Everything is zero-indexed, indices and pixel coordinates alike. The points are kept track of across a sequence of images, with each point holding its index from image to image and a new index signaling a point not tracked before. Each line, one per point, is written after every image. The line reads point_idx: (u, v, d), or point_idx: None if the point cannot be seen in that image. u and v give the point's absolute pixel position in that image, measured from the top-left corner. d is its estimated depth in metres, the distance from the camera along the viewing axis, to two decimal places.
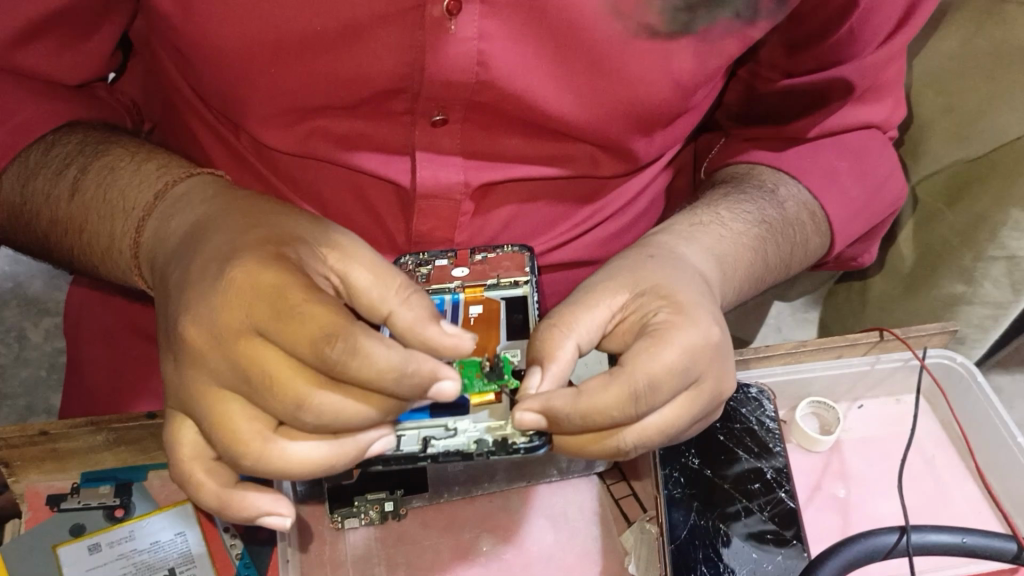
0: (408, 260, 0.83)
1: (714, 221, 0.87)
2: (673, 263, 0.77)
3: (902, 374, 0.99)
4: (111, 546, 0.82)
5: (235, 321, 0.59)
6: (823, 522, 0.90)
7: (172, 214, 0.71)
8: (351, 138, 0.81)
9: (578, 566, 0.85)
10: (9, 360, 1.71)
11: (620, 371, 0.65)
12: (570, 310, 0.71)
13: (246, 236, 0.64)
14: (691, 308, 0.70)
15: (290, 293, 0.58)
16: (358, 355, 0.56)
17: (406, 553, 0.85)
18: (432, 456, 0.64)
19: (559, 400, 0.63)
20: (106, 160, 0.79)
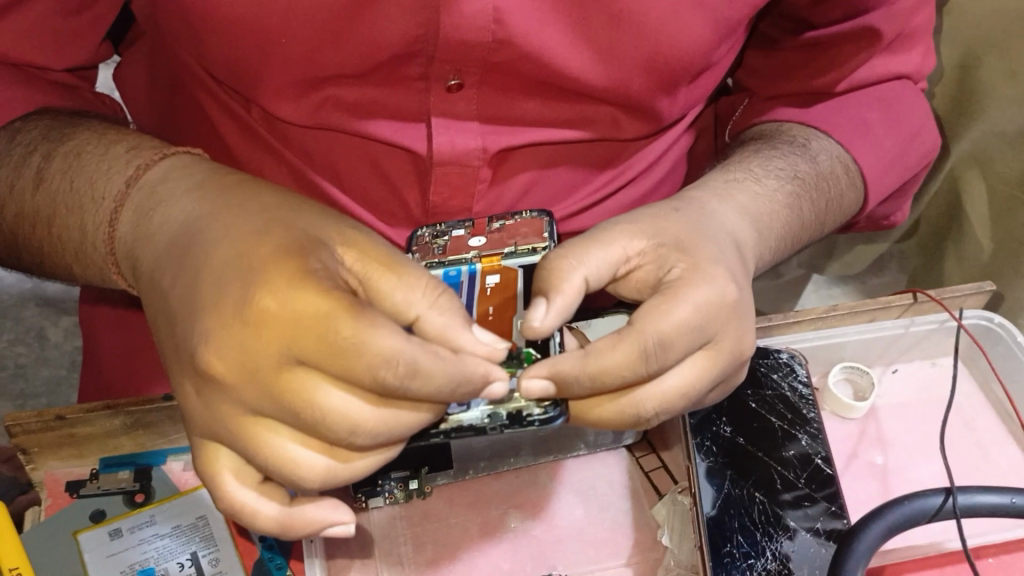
0: (425, 232, 0.81)
1: (748, 178, 0.85)
2: (702, 217, 0.75)
3: (938, 337, 0.96)
4: (133, 532, 0.80)
5: (267, 353, 0.54)
6: (861, 489, 0.87)
7: (155, 209, 0.65)
8: (364, 106, 0.79)
9: (610, 540, 0.83)
10: (30, 359, 1.70)
11: (629, 330, 0.62)
12: (582, 244, 0.68)
13: (251, 239, 0.59)
14: (708, 265, 0.68)
15: (340, 326, 0.53)
16: (417, 378, 0.54)
17: (433, 531, 0.83)
18: (444, 432, 0.61)
19: (566, 361, 0.61)
20: (72, 145, 0.75)
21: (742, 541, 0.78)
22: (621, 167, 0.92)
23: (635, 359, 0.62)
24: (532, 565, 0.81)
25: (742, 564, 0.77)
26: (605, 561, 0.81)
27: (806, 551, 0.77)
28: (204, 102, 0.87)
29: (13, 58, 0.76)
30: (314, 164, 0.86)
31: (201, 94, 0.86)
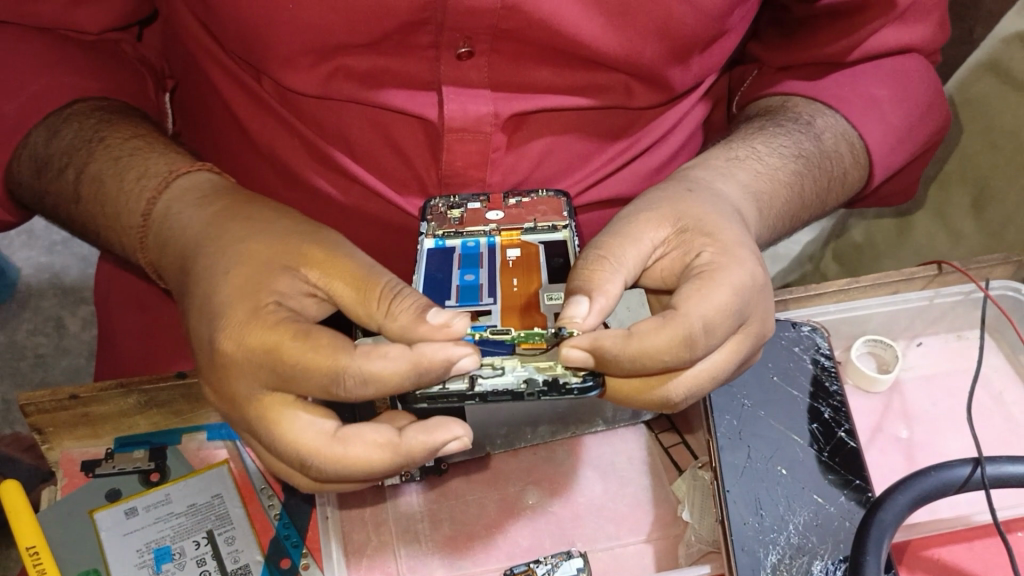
0: (438, 203, 0.80)
1: (749, 156, 0.84)
2: (710, 196, 0.74)
3: (964, 309, 0.94)
4: (148, 510, 0.80)
5: (241, 388, 0.60)
6: (887, 462, 0.85)
7: (171, 235, 0.71)
8: (375, 76, 0.78)
9: (630, 516, 0.82)
10: (49, 348, 1.69)
11: (675, 314, 0.62)
12: (617, 244, 0.67)
13: (233, 272, 0.63)
14: (736, 246, 0.67)
15: (286, 353, 0.58)
16: (369, 384, 0.56)
17: (450, 509, 0.82)
18: (479, 396, 0.59)
19: (609, 337, 0.59)
20: (94, 169, 0.77)
21: (764, 515, 0.76)
22: (637, 137, 0.90)
23: (682, 340, 0.61)
24: (551, 541, 0.80)
25: (762, 536, 0.75)
26: (625, 538, 0.80)
27: (830, 525, 0.75)
28: (212, 74, 0.86)
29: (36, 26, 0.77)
30: (326, 136, 0.85)
31: (210, 67, 0.86)
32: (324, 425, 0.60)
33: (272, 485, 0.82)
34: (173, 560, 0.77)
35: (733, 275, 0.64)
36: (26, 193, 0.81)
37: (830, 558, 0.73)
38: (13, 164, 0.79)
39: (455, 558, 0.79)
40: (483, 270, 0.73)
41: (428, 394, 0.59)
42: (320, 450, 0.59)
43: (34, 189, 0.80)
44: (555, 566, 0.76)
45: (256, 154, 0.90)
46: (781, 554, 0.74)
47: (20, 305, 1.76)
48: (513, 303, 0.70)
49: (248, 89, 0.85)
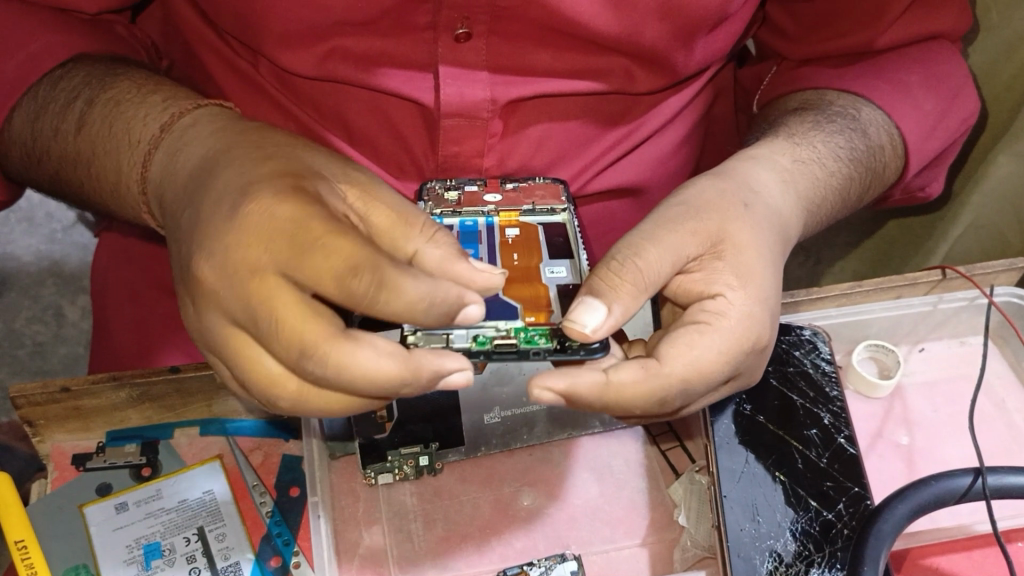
0: (435, 185, 0.79)
1: (811, 159, 0.82)
2: (763, 218, 0.72)
3: (968, 315, 0.93)
4: (138, 506, 0.79)
5: (247, 258, 0.57)
6: (887, 468, 0.84)
7: (179, 150, 0.68)
8: (371, 57, 0.77)
9: (625, 520, 0.81)
10: (48, 337, 1.68)
11: (656, 366, 0.63)
12: (653, 253, 0.65)
13: (259, 168, 0.62)
14: (763, 296, 0.68)
15: (308, 231, 0.56)
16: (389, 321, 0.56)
17: (444, 509, 0.81)
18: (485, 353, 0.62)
19: (584, 383, 0.62)
20: (111, 94, 0.76)
21: (761, 521, 0.75)
22: (637, 124, 0.89)
23: (655, 390, 0.63)
24: (545, 544, 0.79)
25: (759, 542, 0.74)
26: (620, 541, 0.79)
27: (829, 532, 0.74)
28: (208, 60, 0.86)
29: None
30: (324, 119, 0.84)
31: (204, 51, 0.86)
32: (331, 321, 0.57)
33: (264, 481, 0.81)
34: (163, 556, 0.77)
35: (731, 333, 0.65)
36: (11, 148, 0.80)
37: (826, 566, 0.73)
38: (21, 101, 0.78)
39: (448, 559, 0.78)
40: (483, 247, 0.73)
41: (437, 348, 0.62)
42: (328, 346, 0.57)
43: (24, 141, 0.78)
44: (548, 568, 0.75)
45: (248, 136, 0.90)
46: (777, 561, 0.73)
47: (20, 292, 1.74)
48: (513, 275, 0.70)
49: (248, 75, 0.85)
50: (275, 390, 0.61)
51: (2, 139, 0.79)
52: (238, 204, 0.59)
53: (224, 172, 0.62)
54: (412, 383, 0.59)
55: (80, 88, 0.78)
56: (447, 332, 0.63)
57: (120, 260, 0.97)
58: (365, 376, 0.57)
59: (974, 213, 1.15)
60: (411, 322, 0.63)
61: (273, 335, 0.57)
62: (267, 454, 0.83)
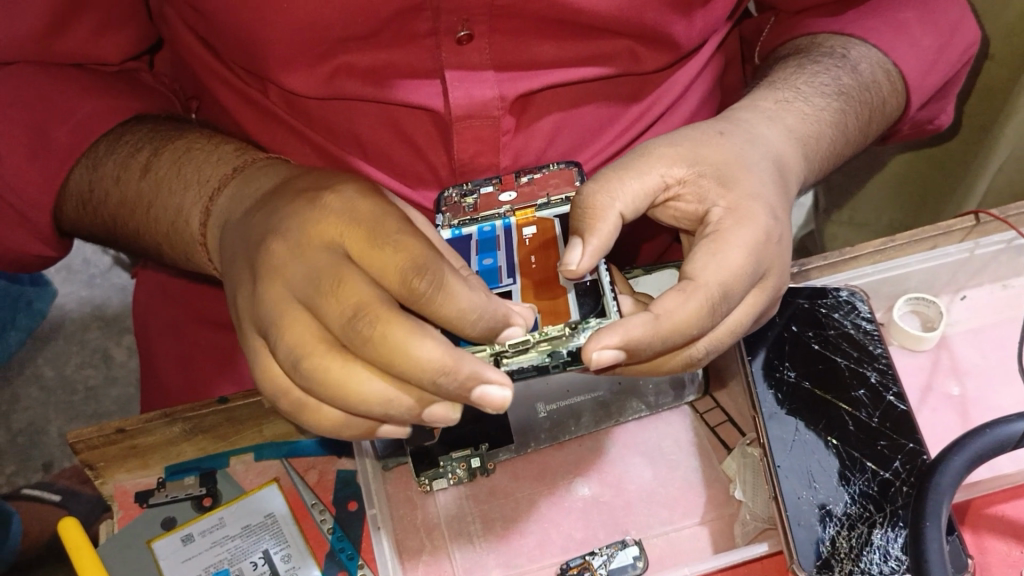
0: (452, 192, 0.80)
1: (795, 97, 0.83)
2: (743, 140, 0.74)
3: (1008, 256, 0.91)
4: (204, 536, 0.81)
5: (323, 239, 0.61)
6: (941, 421, 0.83)
7: (254, 178, 0.72)
8: (378, 70, 0.77)
9: (682, 500, 0.81)
10: (99, 380, 1.72)
11: (694, 284, 0.64)
12: (615, 174, 0.69)
13: (342, 177, 0.66)
14: (749, 200, 0.69)
15: (391, 223, 0.61)
16: (443, 289, 0.58)
17: (500, 508, 0.81)
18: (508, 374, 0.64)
19: (638, 326, 0.62)
20: (180, 144, 0.80)
21: (818, 488, 0.75)
22: (650, 103, 0.89)
23: (704, 305, 0.64)
24: (605, 532, 0.79)
25: (818, 509, 0.74)
26: (679, 522, 0.79)
27: (888, 491, 0.74)
28: (220, 95, 0.87)
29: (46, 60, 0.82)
30: (338, 139, 0.85)
31: (217, 87, 0.87)
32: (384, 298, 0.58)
33: (322, 499, 0.83)
34: None
35: (752, 232, 0.67)
36: (68, 202, 0.82)
37: (889, 525, 0.72)
38: (77, 161, 0.82)
39: (510, 557, 0.78)
40: (502, 252, 0.73)
41: None
42: (382, 312, 0.57)
43: (83, 190, 0.81)
44: (611, 556, 0.76)
45: None
46: (838, 526, 0.73)
47: (66, 340, 1.78)
48: (534, 280, 0.70)
49: (256, 101, 0.86)
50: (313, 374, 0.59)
51: (59, 191, 0.82)
52: (319, 200, 0.63)
53: (301, 185, 0.66)
54: (450, 376, 0.57)
55: (150, 138, 0.82)
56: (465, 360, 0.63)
57: (159, 298, 0.99)
58: (404, 355, 0.57)
59: (1002, 150, 1.13)
60: None
61: (335, 289, 0.58)
62: (321, 472, 0.84)
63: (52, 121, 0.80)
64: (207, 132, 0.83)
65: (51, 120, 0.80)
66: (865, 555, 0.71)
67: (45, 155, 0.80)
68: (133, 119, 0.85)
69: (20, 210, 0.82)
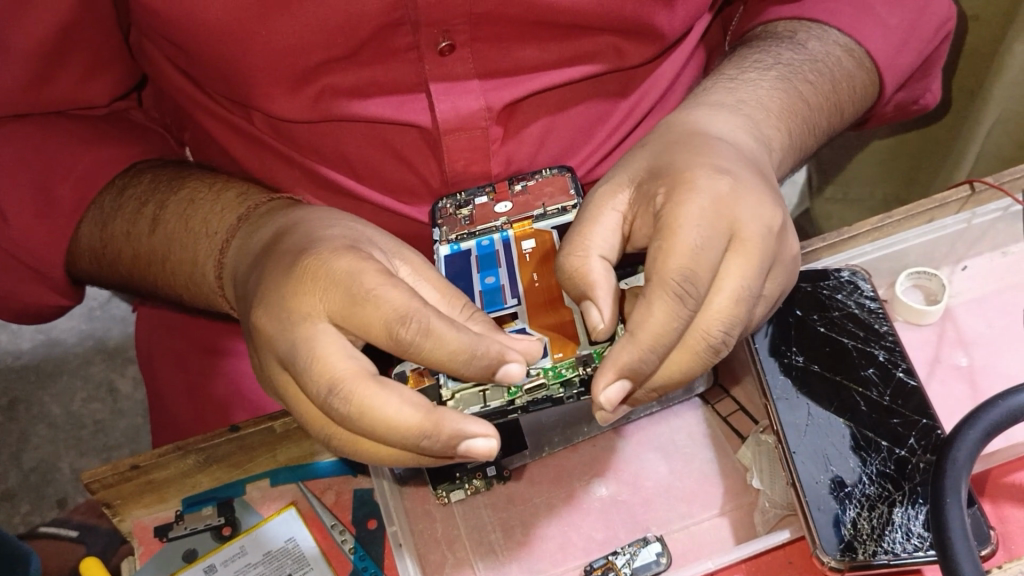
0: (447, 204, 0.81)
1: (730, 81, 0.83)
2: (681, 133, 0.73)
3: (1005, 224, 0.91)
4: (226, 565, 0.82)
5: (308, 308, 0.61)
6: (952, 394, 0.83)
7: (256, 232, 0.73)
8: (361, 89, 0.77)
9: (700, 492, 0.81)
10: (107, 413, 1.72)
11: (652, 284, 0.62)
12: (578, 229, 0.68)
13: (321, 236, 0.66)
14: (686, 175, 0.66)
15: (366, 280, 0.60)
16: (429, 336, 0.58)
17: (520, 514, 0.81)
18: (521, 407, 0.65)
19: (620, 352, 0.62)
20: (183, 194, 0.81)
21: (835, 471, 0.75)
22: (636, 99, 0.89)
23: (671, 295, 0.61)
24: (626, 531, 0.79)
25: (838, 492, 0.74)
26: (698, 515, 0.80)
27: (904, 469, 0.74)
28: (207, 124, 0.87)
29: (32, 110, 0.82)
30: (327, 160, 0.85)
31: (203, 117, 0.87)
32: (361, 365, 0.59)
33: (342, 520, 0.83)
34: None
35: (693, 206, 0.64)
36: (82, 258, 0.84)
37: (908, 503, 0.72)
38: (85, 217, 0.83)
39: (533, 562, 0.78)
40: (503, 270, 0.74)
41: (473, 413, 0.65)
42: (355, 384, 0.58)
43: (94, 246, 0.82)
44: (634, 554, 0.76)
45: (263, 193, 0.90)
46: (859, 507, 0.73)
47: (71, 375, 1.78)
48: (539, 300, 0.71)
49: (242, 129, 0.86)
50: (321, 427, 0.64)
51: (71, 249, 0.83)
52: (304, 259, 0.63)
53: (293, 235, 0.67)
54: (431, 437, 0.59)
55: (150, 190, 0.83)
56: (480, 392, 0.65)
57: (163, 332, 0.99)
58: (387, 421, 0.58)
59: (992, 115, 1.13)
60: (448, 383, 0.66)
61: (321, 358, 0.59)
62: (338, 492, 0.85)
63: (56, 178, 0.82)
64: (208, 177, 0.84)
65: (55, 178, 0.82)
66: (888, 535, 0.71)
67: (53, 213, 0.82)
68: (131, 168, 0.87)
69: (32, 266, 0.83)
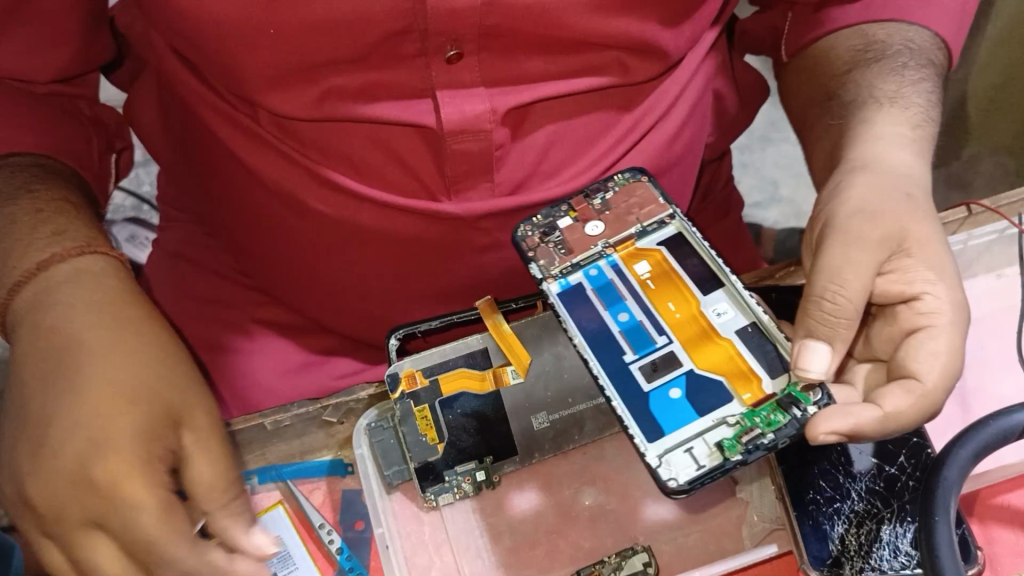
0: (528, 232, 0.76)
1: (891, 121, 0.83)
2: (899, 197, 0.75)
3: (1000, 247, 0.91)
4: None
5: (70, 460, 0.61)
6: (942, 414, 0.84)
7: (50, 306, 0.68)
8: (368, 91, 0.77)
9: (688, 504, 0.81)
10: None
11: (922, 387, 0.67)
12: (823, 276, 0.70)
13: (155, 384, 0.65)
14: (941, 260, 0.73)
15: (130, 489, 0.59)
16: (130, 525, 0.59)
17: (509, 520, 0.81)
18: (738, 461, 0.62)
19: (868, 424, 0.64)
20: (15, 222, 0.75)
21: (823, 486, 0.75)
22: (641, 113, 0.89)
23: (927, 408, 0.68)
24: (614, 538, 0.80)
25: (826, 508, 0.74)
26: (687, 526, 0.80)
27: (893, 487, 0.74)
28: (208, 120, 0.85)
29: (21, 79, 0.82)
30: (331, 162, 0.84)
31: (205, 112, 0.85)
32: (144, 515, 0.59)
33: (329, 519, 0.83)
34: None
35: (951, 319, 0.70)
36: None
37: (897, 520, 0.72)
38: None
39: (519, 569, 0.78)
40: (630, 302, 0.74)
41: (665, 478, 0.63)
42: (129, 494, 0.59)
43: None
44: (619, 565, 0.76)
45: (257, 193, 0.88)
46: (847, 523, 0.73)
47: None
48: (690, 336, 0.71)
49: (246, 127, 0.84)
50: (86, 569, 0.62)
51: None
52: (130, 365, 0.65)
53: (24, 352, 0.66)
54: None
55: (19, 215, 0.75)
56: (657, 457, 0.64)
57: None
58: None
59: None
60: None
61: (194, 498, 0.63)
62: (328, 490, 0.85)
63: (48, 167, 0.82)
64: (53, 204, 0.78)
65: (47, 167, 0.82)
66: (874, 553, 0.71)
67: None
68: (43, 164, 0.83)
69: None
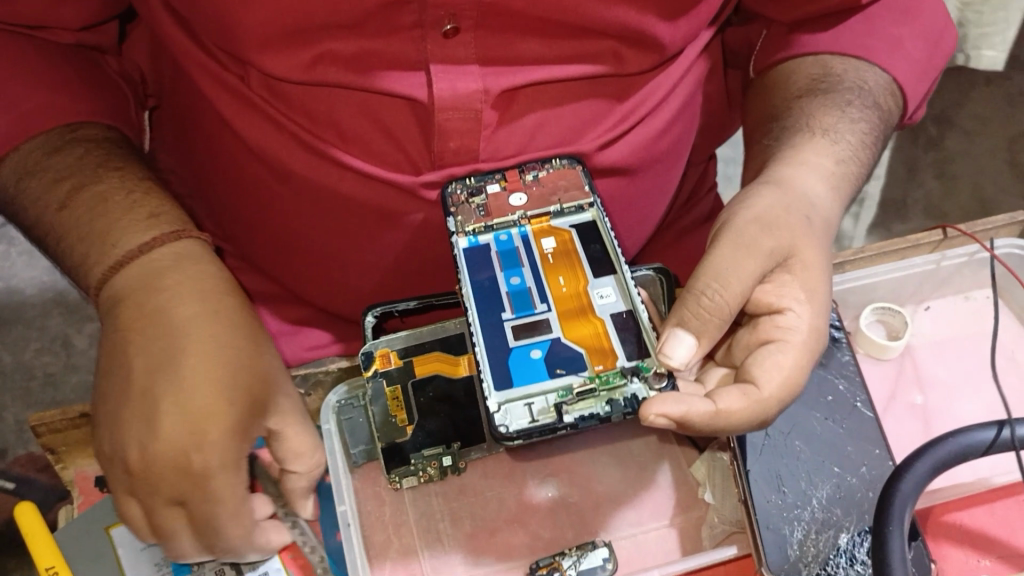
0: (459, 190, 0.83)
1: (814, 153, 0.85)
2: (800, 222, 0.78)
3: (971, 271, 0.93)
4: None
5: (140, 433, 0.65)
6: (901, 429, 0.85)
7: (151, 286, 0.71)
8: (361, 60, 0.77)
9: (650, 501, 0.81)
10: (59, 367, 1.67)
11: (756, 391, 0.70)
12: (711, 270, 0.73)
13: (231, 380, 0.68)
14: (817, 290, 0.76)
15: (216, 481, 0.66)
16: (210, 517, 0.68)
17: (470, 506, 0.81)
18: (570, 424, 0.68)
19: (698, 413, 0.67)
20: (97, 188, 0.77)
21: (787, 491, 0.76)
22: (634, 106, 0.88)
23: (756, 415, 0.71)
24: (573, 532, 0.80)
25: (787, 513, 0.74)
26: (647, 523, 0.80)
27: (854, 497, 0.75)
28: (197, 78, 0.85)
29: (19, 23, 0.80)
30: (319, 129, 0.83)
31: (194, 70, 0.84)
32: (211, 511, 0.67)
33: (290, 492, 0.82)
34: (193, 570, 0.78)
35: (805, 345, 0.73)
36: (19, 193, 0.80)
37: (855, 530, 0.73)
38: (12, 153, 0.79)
39: (477, 555, 0.78)
40: (527, 271, 0.78)
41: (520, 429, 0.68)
42: (186, 500, 0.66)
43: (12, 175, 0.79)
44: (580, 558, 0.76)
45: (242, 154, 0.87)
46: (806, 529, 0.74)
47: (25, 325, 1.72)
48: (567, 310, 0.75)
49: (234, 88, 0.83)
50: (167, 536, 0.69)
51: None
52: (211, 353, 0.68)
53: (130, 329, 0.69)
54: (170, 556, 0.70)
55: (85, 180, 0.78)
56: (504, 403, 0.69)
57: None
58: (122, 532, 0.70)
59: None
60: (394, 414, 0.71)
61: (208, 512, 0.67)
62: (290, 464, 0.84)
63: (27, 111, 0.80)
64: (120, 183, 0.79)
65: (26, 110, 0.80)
66: (832, 560, 0.72)
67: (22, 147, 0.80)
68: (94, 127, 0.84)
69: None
